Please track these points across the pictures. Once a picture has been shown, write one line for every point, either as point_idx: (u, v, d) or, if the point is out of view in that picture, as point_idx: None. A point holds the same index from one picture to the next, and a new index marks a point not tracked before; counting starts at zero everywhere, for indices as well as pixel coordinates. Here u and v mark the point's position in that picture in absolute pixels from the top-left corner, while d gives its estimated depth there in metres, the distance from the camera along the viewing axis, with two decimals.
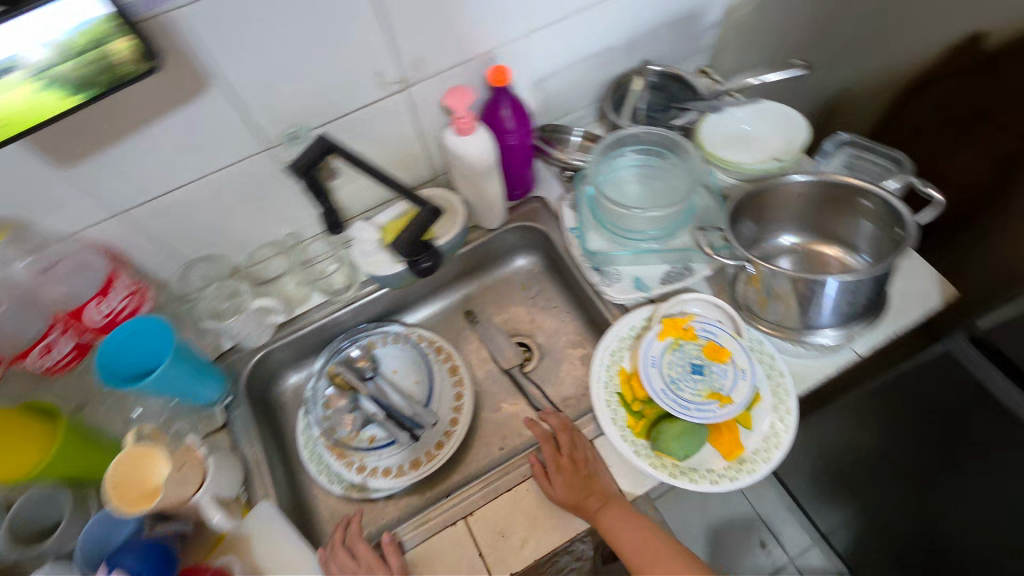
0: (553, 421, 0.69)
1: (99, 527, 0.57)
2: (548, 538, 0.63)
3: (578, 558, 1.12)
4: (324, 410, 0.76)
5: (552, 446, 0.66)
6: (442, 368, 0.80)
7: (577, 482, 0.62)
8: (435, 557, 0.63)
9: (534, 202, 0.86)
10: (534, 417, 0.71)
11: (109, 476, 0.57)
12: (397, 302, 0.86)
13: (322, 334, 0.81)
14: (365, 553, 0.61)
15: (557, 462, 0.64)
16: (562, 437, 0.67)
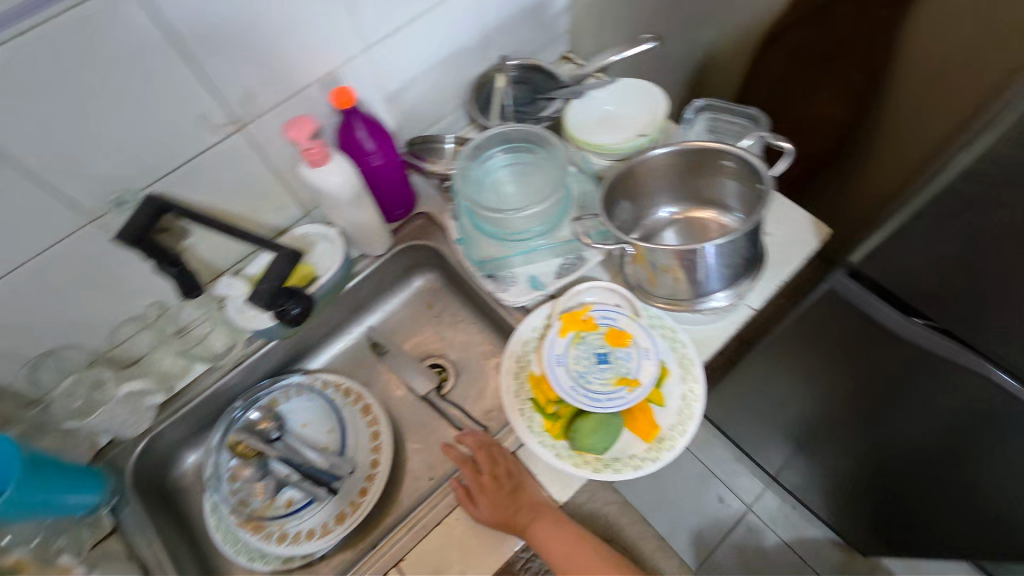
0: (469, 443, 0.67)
1: None
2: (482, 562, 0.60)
3: None
4: (231, 483, 0.71)
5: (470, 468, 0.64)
6: (353, 409, 0.76)
7: (503, 498, 0.61)
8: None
9: (419, 218, 0.83)
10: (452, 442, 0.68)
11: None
12: (294, 351, 0.81)
13: (215, 402, 0.75)
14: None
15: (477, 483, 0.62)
16: (480, 457, 0.64)
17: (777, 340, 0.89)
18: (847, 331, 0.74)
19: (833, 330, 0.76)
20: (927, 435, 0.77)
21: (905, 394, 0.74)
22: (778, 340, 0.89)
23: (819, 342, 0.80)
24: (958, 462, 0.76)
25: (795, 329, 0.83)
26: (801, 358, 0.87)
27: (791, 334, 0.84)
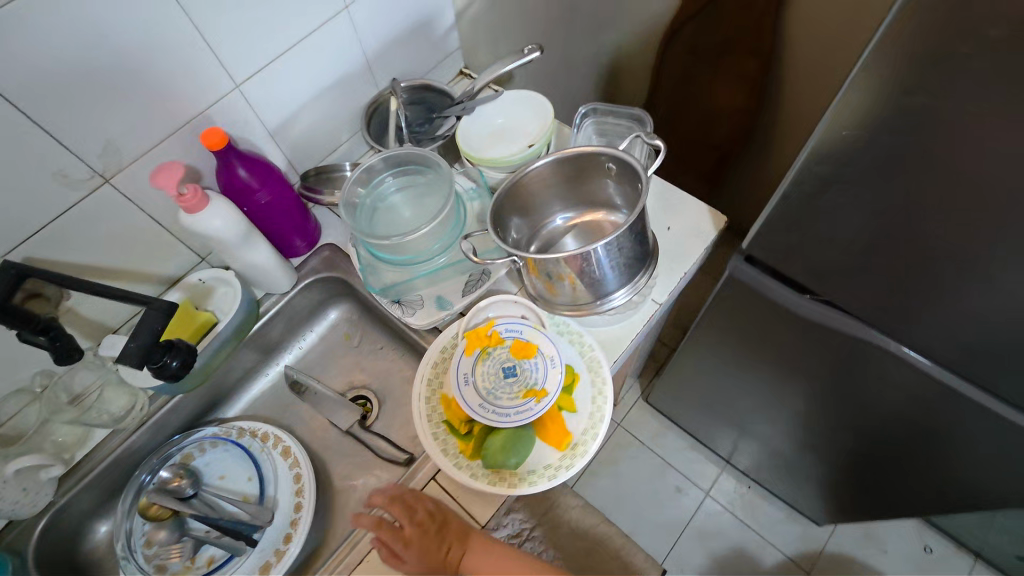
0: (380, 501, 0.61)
1: None
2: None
3: None
4: (145, 549, 0.67)
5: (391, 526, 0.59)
6: (272, 454, 0.74)
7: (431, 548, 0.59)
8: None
9: (324, 250, 0.81)
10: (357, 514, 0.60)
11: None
12: (207, 401, 0.78)
13: (122, 466, 0.71)
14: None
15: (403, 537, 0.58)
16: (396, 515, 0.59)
17: (715, 342, 0.90)
18: (777, 329, 0.75)
19: (763, 330, 0.77)
20: (865, 421, 0.78)
21: (835, 384, 0.75)
22: (717, 342, 0.90)
23: (753, 341, 0.82)
24: (898, 443, 0.77)
25: (729, 331, 0.84)
26: (742, 357, 0.89)
27: (727, 336, 0.86)
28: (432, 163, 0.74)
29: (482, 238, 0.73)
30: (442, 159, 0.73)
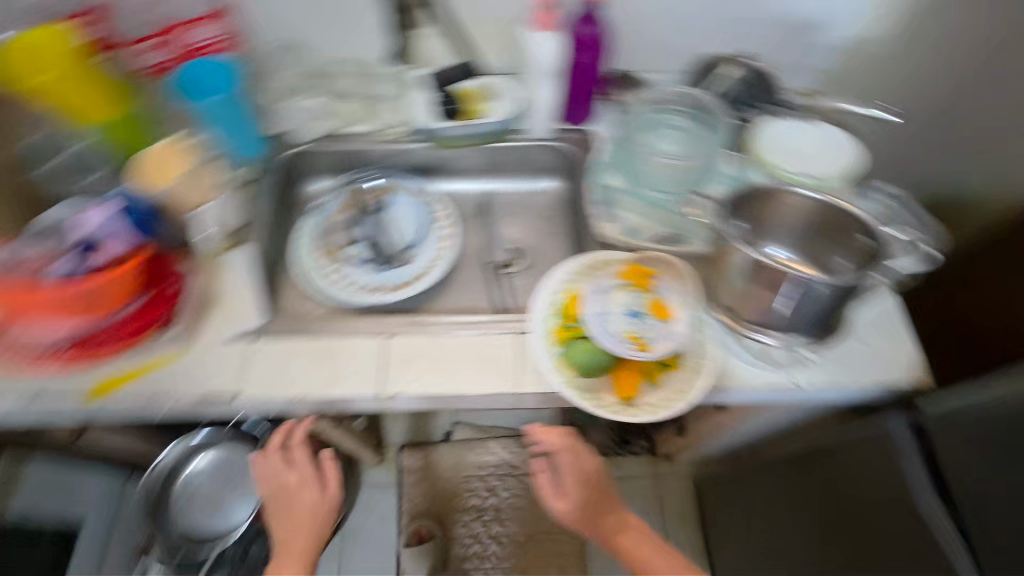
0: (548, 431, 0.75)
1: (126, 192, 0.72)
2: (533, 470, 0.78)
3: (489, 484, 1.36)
4: (330, 215, 0.89)
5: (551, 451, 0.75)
6: (436, 233, 0.88)
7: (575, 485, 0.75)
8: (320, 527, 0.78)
9: (583, 134, 0.88)
10: (536, 429, 0.76)
11: (135, 168, 0.75)
12: (427, 165, 0.93)
13: (354, 158, 0.91)
14: (320, 496, 0.78)
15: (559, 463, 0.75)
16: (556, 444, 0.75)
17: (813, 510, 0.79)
18: (874, 572, 0.64)
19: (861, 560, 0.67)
20: None
21: None
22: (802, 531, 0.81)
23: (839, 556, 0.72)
24: None
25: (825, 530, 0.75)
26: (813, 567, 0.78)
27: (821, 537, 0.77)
28: (710, 120, 0.82)
29: (695, 206, 0.78)
30: (723, 116, 0.81)
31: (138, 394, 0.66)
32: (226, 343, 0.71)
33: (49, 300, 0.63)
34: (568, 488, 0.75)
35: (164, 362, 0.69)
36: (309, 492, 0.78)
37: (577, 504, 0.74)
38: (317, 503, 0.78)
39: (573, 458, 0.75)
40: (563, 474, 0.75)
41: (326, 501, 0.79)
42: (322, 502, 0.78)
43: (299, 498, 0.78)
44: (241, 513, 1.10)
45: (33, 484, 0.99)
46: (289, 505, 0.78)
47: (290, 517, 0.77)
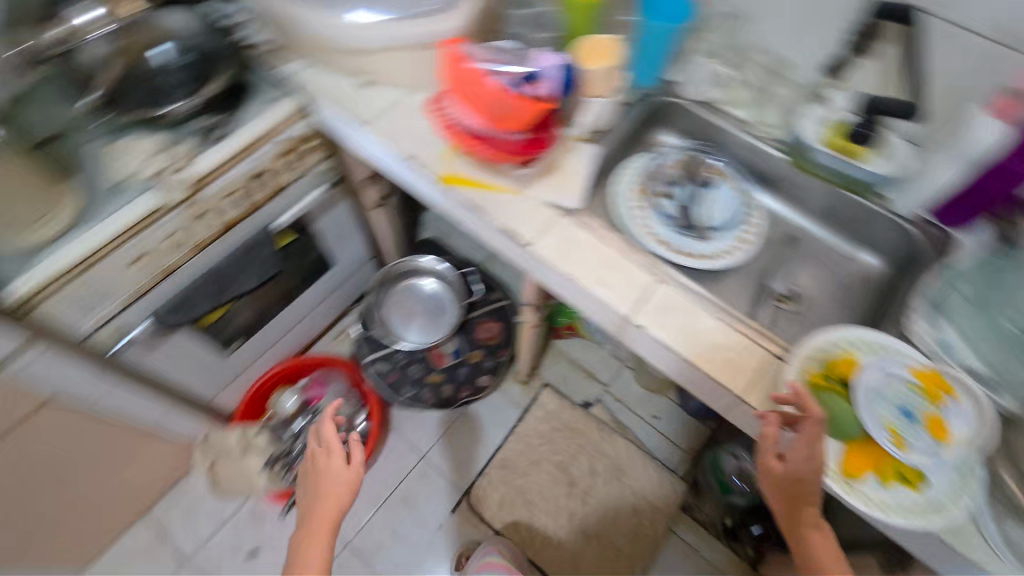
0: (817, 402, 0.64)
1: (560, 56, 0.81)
2: (762, 414, 0.68)
3: (593, 467, 1.41)
4: (662, 164, 0.96)
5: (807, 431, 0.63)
6: (741, 230, 0.91)
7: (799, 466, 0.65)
8: (351, 488, 0.87)
9: (946, 235, 0.81)
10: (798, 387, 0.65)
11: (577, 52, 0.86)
12: (766, 177, 0.96)
13: (712, 134, 0.97)
14: (348, 471, 0.87)
15: (802, 444, 0.64)
16: (817, 426, 0.63)
17: None
18: None
19: None
20: None
21: None
22: None
23: None
24: None
25: None
26: None
27: None
28: None
29: None
30: None
31: (466, 197, 0.84)
32: (542, 202, 0.84)
33: (485, 94, 0.74)
34: (795, 463, 0.65)
35: (500, 190, 0.84)
36: (337, 462, 0.88)
37: (795, 478, 0.65)
38: (339, 470, 0.87)
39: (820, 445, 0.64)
40: (800, 452, 0.64)
41: (353, 473, 0.88)
42: (344, 470, 0.87)
43: (330, 466, 0.88)
44: (406, 341, 1.29)
45: (333, 222, 1.25)
46: (320, 481, 0.87)
47: (324, 491, 0.86)
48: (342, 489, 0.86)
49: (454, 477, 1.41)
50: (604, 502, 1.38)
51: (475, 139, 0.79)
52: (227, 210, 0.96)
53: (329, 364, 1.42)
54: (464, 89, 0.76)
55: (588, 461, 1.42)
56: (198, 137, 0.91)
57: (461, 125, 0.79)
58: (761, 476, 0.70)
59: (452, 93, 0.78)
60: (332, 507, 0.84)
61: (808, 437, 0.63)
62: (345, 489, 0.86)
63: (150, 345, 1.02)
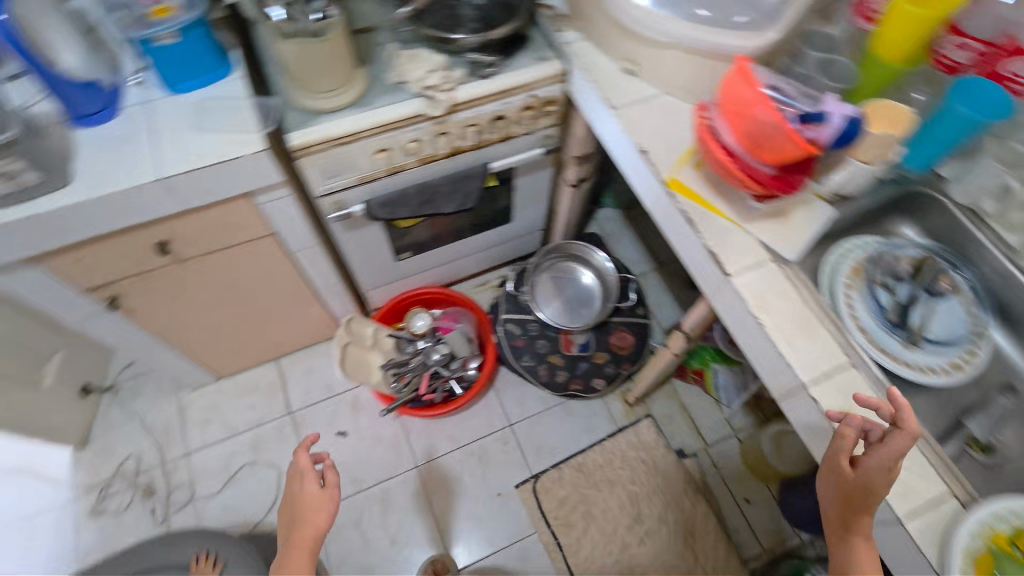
0: (912, 418, 0.64)
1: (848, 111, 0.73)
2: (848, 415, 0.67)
3: (663, 514, 1.37)
4: (892, 255, 0.88)
5: (893, 442, 0.63)
6: (956, 355, 0.82)
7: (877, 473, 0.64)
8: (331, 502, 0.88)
9: None
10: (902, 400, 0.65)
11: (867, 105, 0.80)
12: (1009, 312, 0.86)
13: (966, 246, 0.88)
14: (319, 493, 0.88)
15: (882, 453, 0.64)
16: (904, 441, 0.63)
17: None
18: None
19: None
20: None
21: None
22: None
23: None
24: None
25: None
26: None
27: None
28: None
29: None
30: None
31: (685, 206, 0.86)
32: (757, 240, 0.83)
33: (752, 120, 0.73)
34: (870, 469, 0.65)
35: (719, 214, 0.85)
36: (311, 487, 0.89)
37: (868, 481, 0.64)
38: (314, 498, 0.87)
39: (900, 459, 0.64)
40: (879, 458, 0.64)
41: (327, 496, 0.88)
42: (319, 497, 0.88)
43: (304, 491, 0.89)
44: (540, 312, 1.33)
45: (530, 185, 1.31)
46: (296, 507, 0.88)
47: (304, 513, 0.86)
48: (319, 509, 0.86)
49: (529, 456, 1.45)
50: (661, 550, 1.33)
51: (725, 154, 0.78)
52: (462, 138, 1.06)
53: (465, 305, 1.51)
54: (736, 106, 0.75)
55: (661, 506, 1.37)
56: (468, 68, 1.01)
57: (717, 138, 0.78)
58: (825, 469, 0.69)
59: (721, 106, 0.77)
60: (314, 525, 0.85)
61: (896, 447, 0.63)
62: (320, 510, 0.87)
63: (352, 226, 1.15)
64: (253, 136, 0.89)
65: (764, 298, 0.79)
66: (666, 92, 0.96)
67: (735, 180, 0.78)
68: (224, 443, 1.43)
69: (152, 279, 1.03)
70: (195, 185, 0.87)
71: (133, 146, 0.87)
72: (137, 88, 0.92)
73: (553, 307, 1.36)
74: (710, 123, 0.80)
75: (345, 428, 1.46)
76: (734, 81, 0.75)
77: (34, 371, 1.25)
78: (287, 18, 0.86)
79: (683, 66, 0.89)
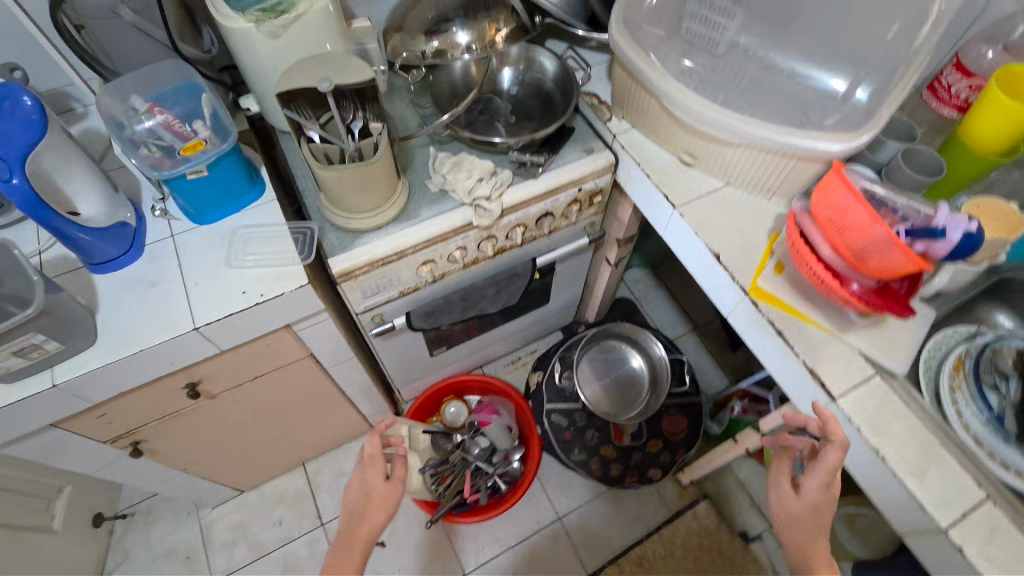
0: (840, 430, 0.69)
1: (962, 230, 0.63)
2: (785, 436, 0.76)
3: None
4: (998, 346, 0.80)
5: (827, 456, 0.68)
6: None
7: (816, 489, 0.70)
8: (388, 497, 0.77)
9: None
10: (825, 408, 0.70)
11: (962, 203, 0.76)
12: None
13: None
14: (383, 487, 0.77)
15: (819, 467, 0.70)
16: (836, 455, 0.68)
17: None
18: None
19: None
20: None
21: None
22: None
23: None
24: None
25: None
26: None
27: None
28: None
29: None
30: None
31: (775, 318, 0.78)
32: (854, 350, 0.75)
33: (863, 245, 0.67)
34: (811, 485, 0.71)
35: (811, 324, 0.77)
36: (375, 476, 0.78)
37: (809, 501, 0.71)
38: (380, 488, 0.77)
39: (836, 470, 0.69)
40: (818, 474, 0.70)
41: (391, 491, 0.77)
42: (384, 490, 0.77)
43: (367, 479, 0.78)
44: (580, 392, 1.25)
45: (569, 268, 1.24)
46: (356, 495, 0.78)
47: (365, 508, 0.76)
48: (379, 506, 0.76)
49: (584, 553, 1.34)
50: None
51: (824, 265, 0.72)
52: (508, 240, 0.99)
53: (502, 392, 1.41)
54: (838, 214, 0.69)
55: None
56: (513, 168, 0.95)
57: (815, 246, 0.72)
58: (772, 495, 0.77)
59: (818, 213, 0.71)
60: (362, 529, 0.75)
61: (828, 458, 0.69)
62: (380, 507, 0.76)
63: (390, 335, 1.07)
64: (294, 267, 0.81)
65: (873, 420, 0.70)
66: (729, 183, 0.90)
67: (834, 293, 0.72)
68: (253, 566, 1.30)
69: (180, 419, 0.93)
70: (232, 328, 0.79)
71: (167, 289, 0.79)
72: (161, 221, 0.85)
73: (594, 392, 1.28)
74: (806, 230, 0.73)
75: (385, 538, 1.35)
76: (831, 192, 0.69)
77: (43, 514, 1.12)
78: (325, 139, 0.79)
79: (753, 162, 0.83)
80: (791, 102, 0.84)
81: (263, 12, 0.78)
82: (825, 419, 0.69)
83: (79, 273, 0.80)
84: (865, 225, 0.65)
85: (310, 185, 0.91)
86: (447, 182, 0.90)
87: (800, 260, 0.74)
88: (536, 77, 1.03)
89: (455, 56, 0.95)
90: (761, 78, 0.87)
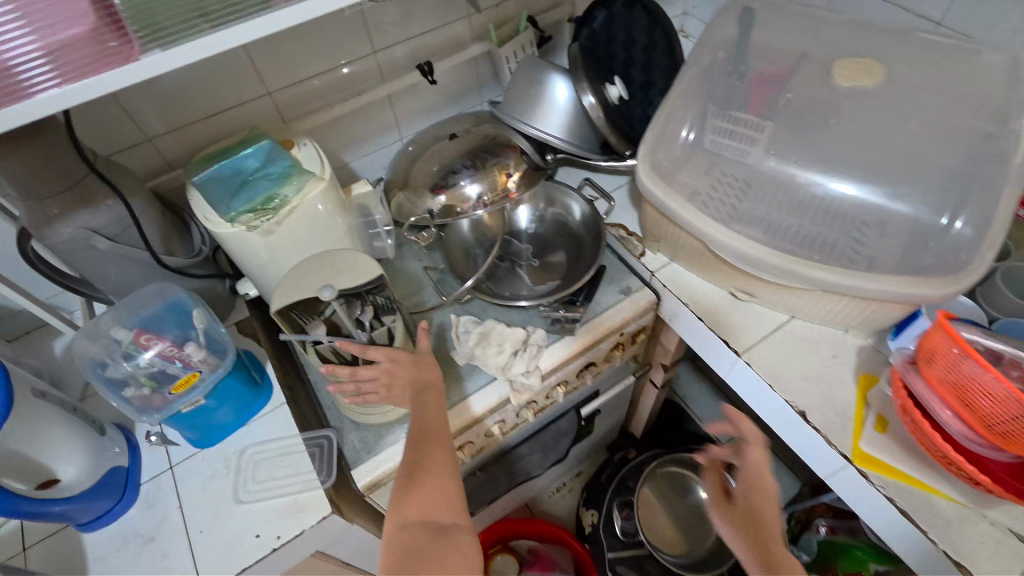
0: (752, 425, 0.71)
1: None
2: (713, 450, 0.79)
3: None
4: None
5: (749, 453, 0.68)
6: None
7: (747, 480, 0.68)
8: (441, 397, 0.70)
9: None
10: (734, 409, 0.73)
11: None
12: None
13: None
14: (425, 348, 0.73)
15: (746, 472, 0.69)
16: (756, 450, 0.69)
17: None
18: None
19: None
20: None
21: None
22: None
23: None
24: None
25: None
26: None
27: None
28: None
29: None
30: None
31: (893, 494, 0.65)
32: (993, 527, 0.62)
33: (1001, 421, 0.54)
34: (747, 482, 0.68)
35: (939, 495, 0.64)
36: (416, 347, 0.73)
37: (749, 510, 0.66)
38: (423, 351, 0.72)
39: (766, 475, 0.68)
40: (749, 477, 0.68)
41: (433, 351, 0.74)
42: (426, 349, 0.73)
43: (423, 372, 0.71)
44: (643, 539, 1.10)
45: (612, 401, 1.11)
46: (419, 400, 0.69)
47: (426, 381, 0.70)
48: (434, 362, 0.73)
49: None
50: None
51: (947, 438, 0.60)
52: (548, 400, 0.88)
53: (552, 535, 1.26)
54: (959, 382, 0.57)
55: None
56: (546, 324, 0.85)
57: (934, 414, 0.60)
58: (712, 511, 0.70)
59: (930, 377, 0.59)
60: (440, 427, 0.67)
61: (748, 448, 0.69)
62: (433, 364, 0.72)
63: None
64: (314, 493, 0.70)
65: None
66: (794, 316, 0.79)
67: (968, 475, 0.58)
68: None
69: None
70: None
71: (169, 543, 0.68)
72: (159, 450, 0.75)
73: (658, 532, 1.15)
74: (919, 394, 0.62)
75: None
76: (943, 353, 0.58)
77: None
78: (333, 332, 0.69)
79: (823, 302, 0.73)
80: (837, 226, 0.70)
81: (257, 214, 0.70)
82: (733, 414, 0.72)
83: (64, 532, 0.69)
84: (1004, 401, 0.52)
85: (320, 377, 0.81)
86: (474, 358, 0.80)
87: (915, 429, 0.62)
88: (558, 214, 0.94)
89: (464, 212, 0.87)
90: (823, 212, 0.71)
